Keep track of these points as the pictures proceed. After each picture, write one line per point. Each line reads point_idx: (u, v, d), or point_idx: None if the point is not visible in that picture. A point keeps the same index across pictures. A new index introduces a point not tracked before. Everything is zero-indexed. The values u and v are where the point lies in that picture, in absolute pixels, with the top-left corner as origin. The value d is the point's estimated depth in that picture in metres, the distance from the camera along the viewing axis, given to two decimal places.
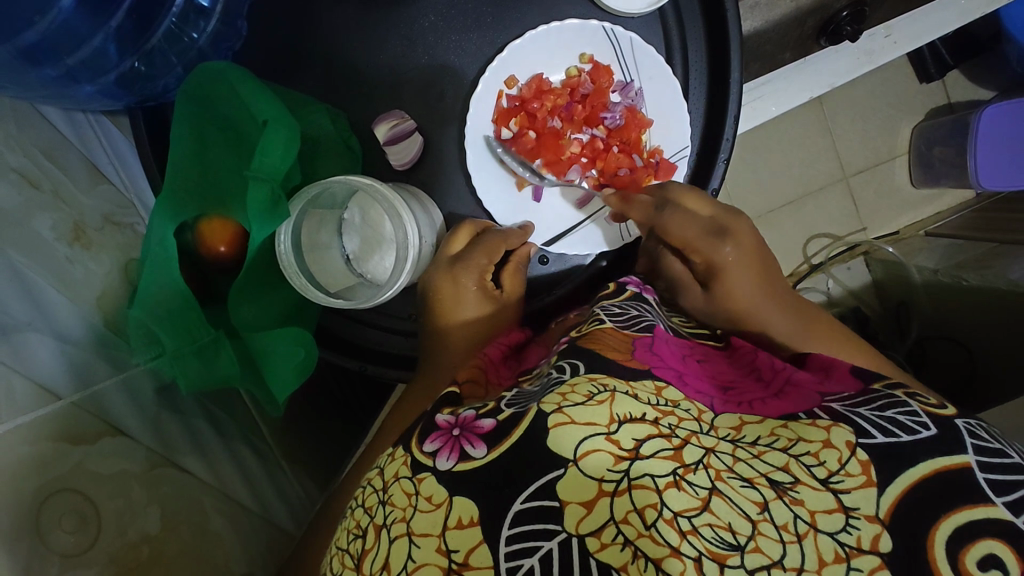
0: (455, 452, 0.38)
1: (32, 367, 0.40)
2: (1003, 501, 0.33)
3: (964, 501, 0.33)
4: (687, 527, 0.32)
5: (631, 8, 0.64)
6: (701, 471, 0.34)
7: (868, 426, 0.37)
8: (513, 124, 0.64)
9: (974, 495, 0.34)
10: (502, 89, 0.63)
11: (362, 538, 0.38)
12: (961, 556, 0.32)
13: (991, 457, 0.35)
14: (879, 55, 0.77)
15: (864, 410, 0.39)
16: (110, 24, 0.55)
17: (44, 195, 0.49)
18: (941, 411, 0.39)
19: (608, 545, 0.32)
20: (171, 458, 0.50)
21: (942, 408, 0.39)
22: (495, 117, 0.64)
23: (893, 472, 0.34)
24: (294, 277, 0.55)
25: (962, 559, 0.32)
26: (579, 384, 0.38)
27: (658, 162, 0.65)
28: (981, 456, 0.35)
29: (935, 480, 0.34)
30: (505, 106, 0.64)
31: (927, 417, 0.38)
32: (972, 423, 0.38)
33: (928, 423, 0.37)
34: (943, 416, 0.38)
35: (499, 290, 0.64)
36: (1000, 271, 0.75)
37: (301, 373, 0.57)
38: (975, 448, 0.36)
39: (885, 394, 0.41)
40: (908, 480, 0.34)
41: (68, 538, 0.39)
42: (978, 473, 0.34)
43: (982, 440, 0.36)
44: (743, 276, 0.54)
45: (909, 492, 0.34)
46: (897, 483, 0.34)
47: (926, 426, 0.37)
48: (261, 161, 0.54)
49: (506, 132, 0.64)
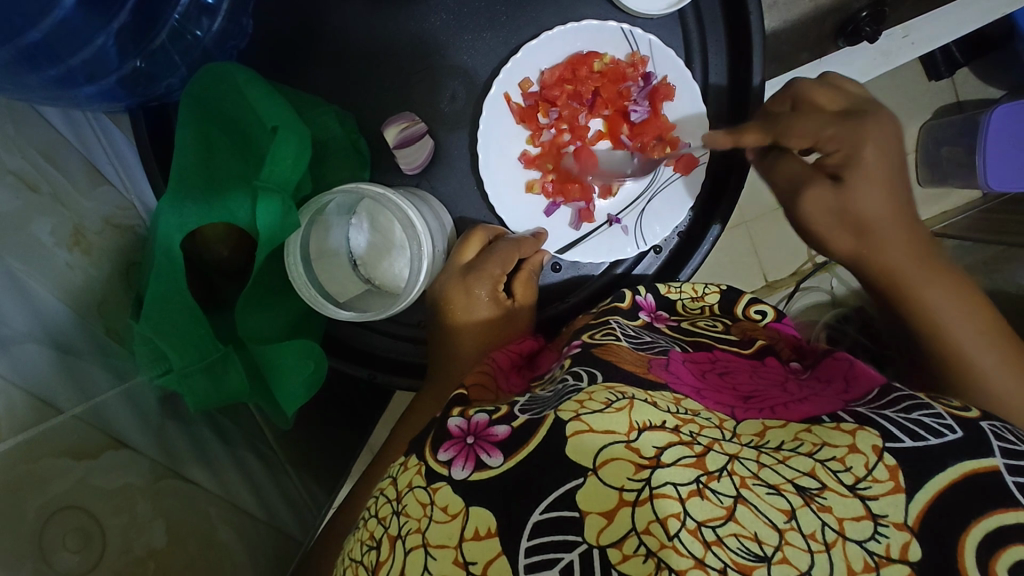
0: (470, 460, 0.37)
1: (32, 380, 0.39)
2: None
3: (993, 504, 0.32)
4: (712, 538, 0.32)
5: (651, 9, 0.63)
6: (725, 478, 0.34)
7: (895, 430, 0.36)
8: (542, 120, 0.64)
9: (1003, 499, 0.33)
10: (516, 91, 0.63)
11: (376, 549, 0.37)
12: (991, 562, 0.31)
13: (1017, 459, 0.35)
14: (895, 55, 0.71)
15: (889, 412, 0.38)
16: (113, 24, 0.55)
17: (44, 198, 0.48)
18: (964, 413, 0.38)
19: (630, 556, 0.32)
20: (177, 468, 0.49)
21: (967, 410, 0.38)
22: (519, 118, 0.63)
23: (918, 478, 0.33)
24: (304, 288, 0.55)
25: (992, 565, 0.31)
26: (597, 392, 0.38)
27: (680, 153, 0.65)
28: (1009, 458, 0.35)
29: (962, 485, 0.33)
30: (523, 105, 0.63)
31: (951, 421, 0.37)
32: (998, 426, 0.37)
33: (954, 426, 0.36)
34: (968, 418, 0.37)
35: (510, 298, 0.63)
36: (1006, 276, 0.78)
37: (311, 386, 0.57)
38: (1003, 451, 0.35)
39: (908, 395, 0.40)
40: (937, 486, 0.33)
41: (73, 558, 0.38)
42: (1007, 476, 0.34)
43: (1008, 443, 0.36)
44: (875, 180, 0.50)
45: (938, 498, 0.33)
46: (925, 490, 0.33)
47: (952, 429, 0.36)
48: (270, 171, 0.53)
49: (542, 119, 0.64)
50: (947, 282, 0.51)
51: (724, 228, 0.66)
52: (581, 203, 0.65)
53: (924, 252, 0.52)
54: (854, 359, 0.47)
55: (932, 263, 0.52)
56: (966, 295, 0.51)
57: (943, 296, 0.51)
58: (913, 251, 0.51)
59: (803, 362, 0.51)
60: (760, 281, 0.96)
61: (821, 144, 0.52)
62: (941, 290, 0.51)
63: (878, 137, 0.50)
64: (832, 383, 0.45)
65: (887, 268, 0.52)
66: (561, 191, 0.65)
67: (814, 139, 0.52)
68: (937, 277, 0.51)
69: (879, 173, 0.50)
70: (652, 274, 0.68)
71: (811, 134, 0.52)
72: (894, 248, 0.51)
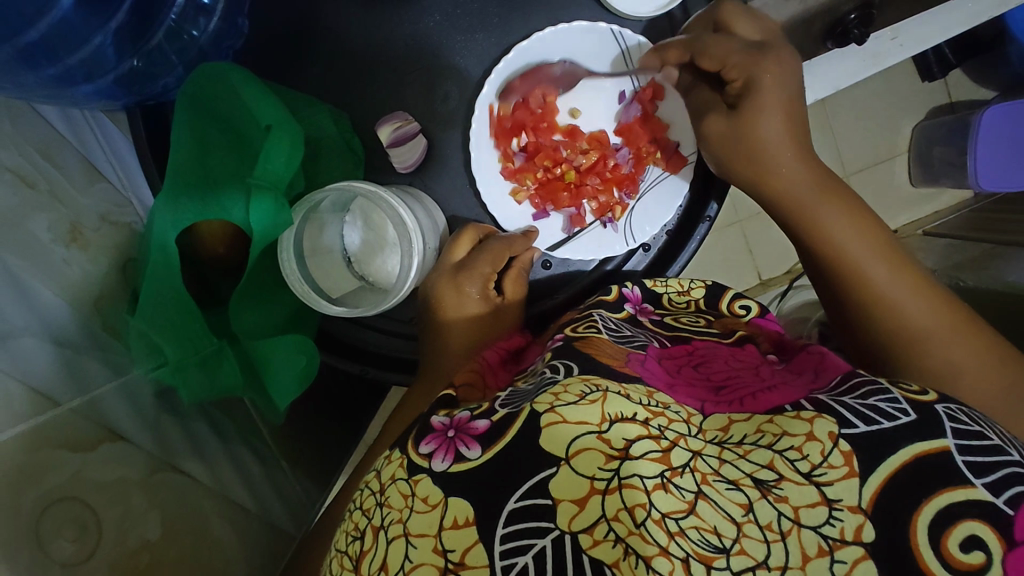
0: (450, 453, 0.38)
1: (29, 374, 0.40)
2: (982, 482, 0.33)
3: (942, 485, 0.33)
4: (675, 529, 0.33)
5: (638, 10, 0.63)
6: (687, 474, 0.34)
7: (850, 415, 0.36)
8: (514, 144, 0.64)
9: (952, 479, 0.33)
10: (492, 104, 0.63)
11: (360, 540, 0.38)
12: (943, 537, 0.32)
13: (969, 439, 0.35)
14: (886, 57, 0.71)
15: (847, 399, 0.38)
16: (111, 24, 0.56)
17: (41, 195, 0.49)
18: (921, 397, 0.38)
19: (600, 541, 0.33)
20: (171, 462, 0.50)
21: (923, 393, 0.39)
22: (493, 132, 0.63)
23: (870, 461, 0.34)
24: (299, 285, 0.56)
25: (944, 542, 0.32)
26: (572, 384, 0.38)
27: (670, 153, 0.66)
28: (960, 439, 0.35)
29: (914, 468, 0.34)
30: (501, 124, 0.64)
31: (906, 404, 0.37)
32: (952, 408, 0.37)
33: (908, 409, 0.37)
34: (922, 402, 0.37)
35: (500, 297, 0.65)
36: (996, 274, 0.77)
37: (304, 379, 0.59)
38: (955, 432, 0.35)
39: (868, 381, 0.40)
40: (888, 470, 0.34)
41: (69, 546, 0.39)
42: (957, 456, 0.34)
43: (961, 424, 0.36)
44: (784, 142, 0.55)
45: (890, 482, 0.33)
46: (876, 475, 0.34)
47: (906, 413, 0.36)
48: (264, 169, 0.55)
49: (512, 146, 0.64)
50: (910, 284, 0.52)
51: (722, 203, 0.68)
52: (572, 208, 0.66)
53: (889, 258, 0.53)
54: (826, 352, 0.47)
55: (896, 264, 0.53)
56: (928, 294, 0.52)
57: (906, 294, 0.51)
58: (869, 243, 0.53)
59: (779, 356, 0.51)
60: (753, 278, 0.97)
61: (726, 68, 0.55)
62: (902, 287, 0.52)
63: (776, 68, 0.55)
64: (803, 375, 0.45)
65: (850, 263, 0.53)
66: (549, 200, 0.66)
67: (721, 63, 0.55)
68: (897, 274, 0.52)
69: (778, 99, 0.54)
70: (643, 271, 0.69)
71: (719, 59, 0.55)
72: (856, 245, 0.53)
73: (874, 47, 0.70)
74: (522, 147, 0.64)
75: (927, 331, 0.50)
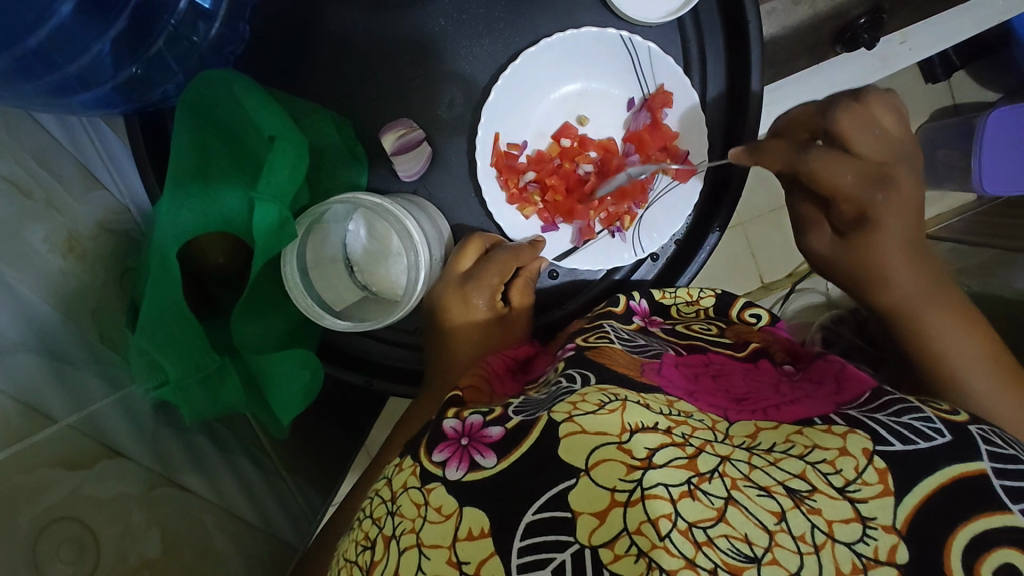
0: (465, 461, 0.37)
1: (24, 388, 0.39)
2: (1019, 507, 0.33)
3: (981, 508, 0.33)
4: (703, 539, 0.31)
5: (649, 18, 0.63)
6: (716, 480, 0.33)
7: (885, 432, 0.36)
8: (528, 175, 0.65)
9: (990, 503, 0.33)
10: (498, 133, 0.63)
11: (371, 549, 0.37)
12: (977, 564, 0.31)
13: (1005, 463, 0.35)
14: (895, 60, 0.71)
15: (880, 416, 0.38)
16: (110, 31, 0.55)
17: (37, 203, 0.48)
18: (953, 417, 0.38)
19: (621, 556, 0.31)
20: (171, 477, 0.49)
21: (955, 414, 0.39)
22: (494, 163, 0.63)
23: (908, 480, 0.33)
24: (302, 299, 0.55)
25: (977, 565, 0.31)
26: (589, 394, 0.37)
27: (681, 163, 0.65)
28: (996, 461, 0.35)
29: (951, 488, 0.33)
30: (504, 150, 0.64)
31: (941, 425, 0.37)
32: (986, 429, 0.38)
33: (943, 429, 0.37)
34: (956, 422, 0.38)
35: (507, 306, 0.64)
36: (1002, 280, 0.76)
37: (306, 396, 0.58)
38: (991, 454, 0.35)
39: (898, 399, 0.40)
40: (924, 490, 0.33)
41: (66, 568, 0.38)
42: (994, 480, 0.34)
43: (996, 447, 0.36)
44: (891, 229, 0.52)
45: (927, 501, 0.33)
46: (913, 494, 0.33)
47: (941, 433, 0.36)
48: (268, 181, 0.55)
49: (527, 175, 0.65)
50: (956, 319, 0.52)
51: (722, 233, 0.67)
52: (582, 221, 0.66)
53: (935, 294, 0.53)
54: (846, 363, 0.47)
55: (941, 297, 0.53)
56: (973, 327, 0.52)
57: (951, 331, 0.51)
58: (917, 279, 0.53)
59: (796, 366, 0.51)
60: (755, 283, 0.96)
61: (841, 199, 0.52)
62: (946, 322, 0.52)
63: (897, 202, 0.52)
64: (824, 385, 0.44)
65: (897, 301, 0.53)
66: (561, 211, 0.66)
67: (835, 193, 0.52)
68: (943, 309, 0.52)
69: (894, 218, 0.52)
70: (652, 280, 0.68)
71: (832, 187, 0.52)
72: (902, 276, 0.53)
73: (882, 51, 0.70)
74: (537, 177, 0.65)
75: (971, 364, 0.51)
